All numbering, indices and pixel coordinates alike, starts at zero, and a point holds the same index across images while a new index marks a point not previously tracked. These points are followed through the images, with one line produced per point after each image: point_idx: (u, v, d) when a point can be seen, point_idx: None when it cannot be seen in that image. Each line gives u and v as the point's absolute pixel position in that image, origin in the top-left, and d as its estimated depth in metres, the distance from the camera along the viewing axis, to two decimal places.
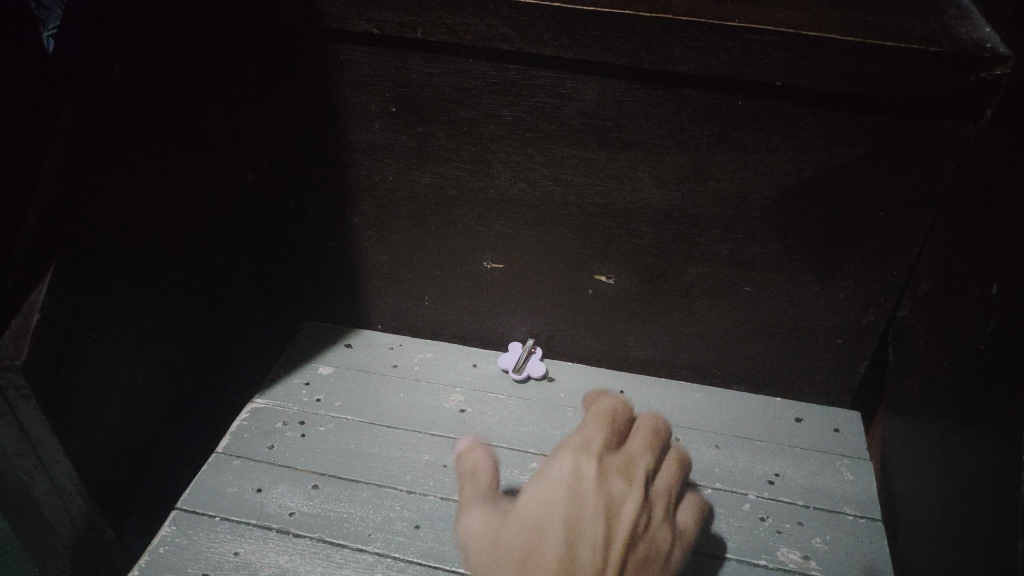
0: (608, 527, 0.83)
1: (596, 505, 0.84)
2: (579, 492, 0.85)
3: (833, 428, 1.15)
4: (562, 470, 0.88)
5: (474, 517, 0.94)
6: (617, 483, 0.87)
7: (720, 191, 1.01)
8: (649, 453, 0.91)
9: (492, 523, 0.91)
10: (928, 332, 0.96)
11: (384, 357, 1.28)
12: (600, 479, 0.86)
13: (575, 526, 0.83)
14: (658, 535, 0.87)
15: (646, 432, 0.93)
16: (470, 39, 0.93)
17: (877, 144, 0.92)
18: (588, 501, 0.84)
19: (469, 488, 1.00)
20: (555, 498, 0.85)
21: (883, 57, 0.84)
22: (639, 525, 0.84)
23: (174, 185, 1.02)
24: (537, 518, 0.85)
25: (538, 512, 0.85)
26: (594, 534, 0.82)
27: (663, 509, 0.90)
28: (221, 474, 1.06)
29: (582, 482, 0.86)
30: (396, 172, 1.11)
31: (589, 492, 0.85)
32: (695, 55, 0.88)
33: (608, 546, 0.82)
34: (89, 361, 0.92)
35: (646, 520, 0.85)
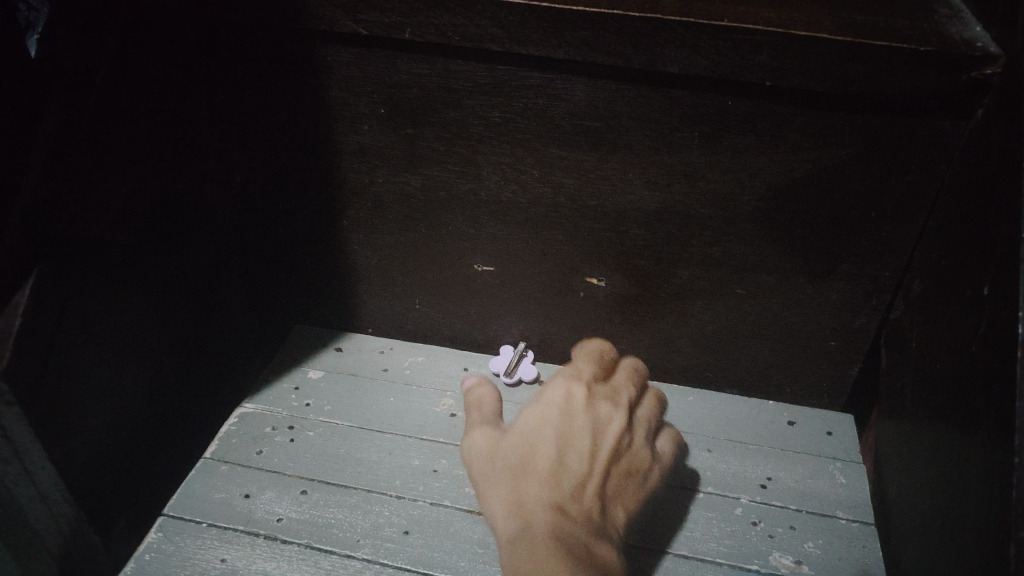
0: (595, 441, 0.96)
1: (586, 429, 0.97)
2: (568, 408, 1.00)
3: (826, 431, 1.14)
4: (553, 390, 1.03)
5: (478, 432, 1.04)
6: (604, 401, 1.01)
7: (711, 192, 1.00)
8: (632, 384, 1.05)
9: (491, 439, 1.02)
10: (921, 334, 0.95)
11: (374, 361, 1.27)
12: (589, 401, 1.00)
13: (566, 437, 0.97)
14: (640, 452, 0.99)
15: (628, 369, 1.08)
16: (458, 39, 0.92)
17: (868, 145, 0.91)
18: (578, 420, 0.98)
19: (477, 405, 1.11)
20: (551, 415, 0.99)
21: (874, 57, 0.83)
22: (622, 443, 0.97)
23: (162, 187, 1.01)
24: (533, 431, 0.98)
25: (533, 429, 0.98)
26: (581, 449, 0.95)
27: (642, 427, 1.02)
28: (208, 480, 1.05)
29: (573, 403, 1.00)
30: (386, 174, 1.10)
31: (577, 412, 0.99)
32: (685, 55, 0.87)
33: (595, 457, 0.95)
34: (73, 366, 0.91)
35: (630, 438, 0.98)
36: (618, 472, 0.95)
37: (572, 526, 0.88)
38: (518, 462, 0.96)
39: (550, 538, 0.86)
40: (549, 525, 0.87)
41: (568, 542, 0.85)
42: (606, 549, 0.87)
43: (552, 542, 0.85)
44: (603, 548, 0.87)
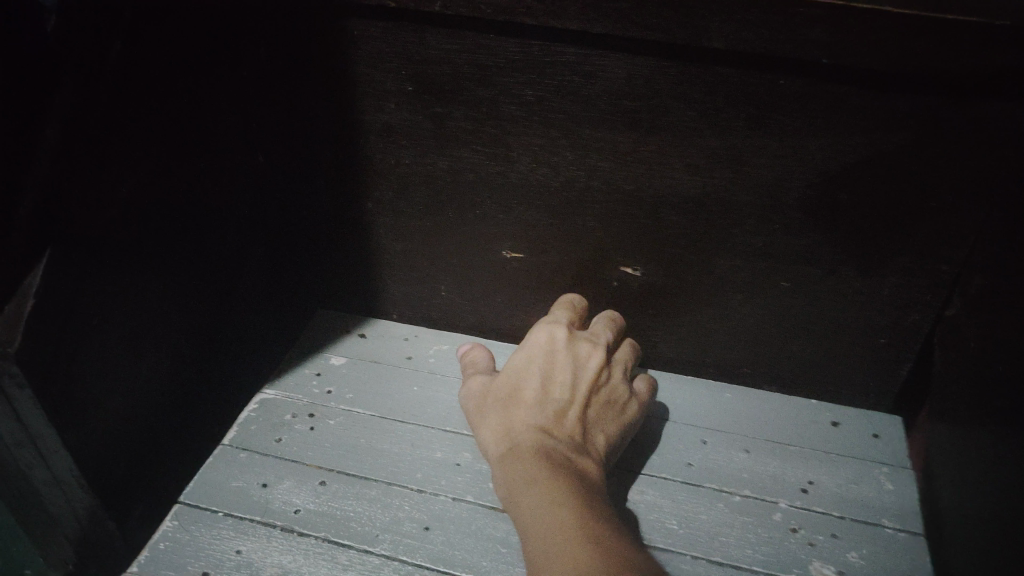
0: (575, 373, 1.00)
1: (567, 365, 1.01)
2: (550, 345, 1.04)
3: (872, 434, 1.08)
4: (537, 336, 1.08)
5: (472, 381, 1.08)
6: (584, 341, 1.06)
7: (756, 178, 0.94)
8: (609, 326, 1.10)
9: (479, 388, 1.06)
10: (981, 332, 0.89)
11: (398, 348, 1.23)
12: (570, 340, 1.04)
13: (549, 372, 1.01)
14: (618, 388, 1.03)
15: (604, 318, 1.11)
16: (490, 12, 0.87)
17: (929, 128, 0.84)
18: (560, 356, 1.02)
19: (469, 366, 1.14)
20: (535, 352, 1.04)
21: (941, 32, 0.76)
22: (600, 378, 1.02)
23: (180, 164, 0.98)
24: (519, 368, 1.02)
25: (518, 368, 1.03)
26: (562, 381, 1.00)
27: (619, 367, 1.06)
28: (226, 467, 1.02)
29: (557, 339, 1.04)
30: (412, 154, 1.06)
31: (559, 349, 1.03)
32: (733, 30, 0.81)
33: (575, 388, 0.99)
34: (87, 349, 0.88)
35: (608, 374, 1.03)
36: (597, 403, 1.00)
37: (554, 442, 0.91)
38: (505, 397, 1.00)
39: (533, 450, 0.89)
40: (532, 442, 0.91)
41: (551, 453, 0.89)
42: (587, 460, 0.91)
43: (535, 453, 0.89)
44: (586, 460, 0.90)
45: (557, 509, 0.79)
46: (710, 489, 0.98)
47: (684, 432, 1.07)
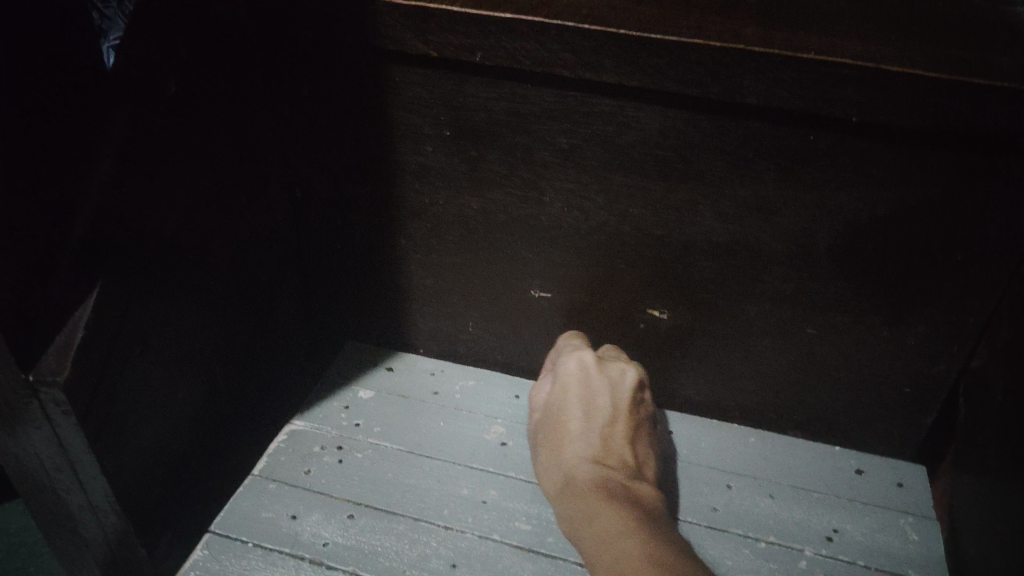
0: (611, 398, 1.06)
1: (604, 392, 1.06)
2: (585, 371, 1.08)
3: (896, 482, 1.09)
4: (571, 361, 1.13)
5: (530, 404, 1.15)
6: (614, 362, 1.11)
7: (784, 227, 0.96)
8: (621, 352, 1.14)
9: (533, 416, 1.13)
10: (1008, 386, 0.90)
11: (425, 382, 1.25)
12: (601, 363, 1.09)
13: (589, 402, 1.06)
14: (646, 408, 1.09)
15: (613, 347, 1.15)
16: (528, 63, 0.89)
17: (958, 185, 0.86)
18: (595, 381, 1.07)
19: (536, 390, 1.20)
20: (571, 381, 1.08)
21: (970, 94, 0.78)
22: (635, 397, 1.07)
23: (222, 200, 1.01)
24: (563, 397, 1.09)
25: (558, 398, 1.09)
26: (601, 407, 1.05)
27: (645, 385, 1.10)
28: (255, 498, 1.04)
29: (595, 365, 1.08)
30: (446, 195, 1.09)
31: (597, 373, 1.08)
32: (766, 85, 0.83)
33: (613, 413, 1.05)
34: (130, 377, 0.90)
35: (640, 395, 1.08)
36: (633, 423, 1.06)
37: (608, 474, 0.99)
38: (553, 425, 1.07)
39: (591, 486, 0.97)
40: (588, 476, 0.98)
41: (608, 486, 0.97)
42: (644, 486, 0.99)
43: (596, 487, 0.97)
44: (640, 486, 0.98)
45: (622, 549, 0.86)
46: (735, 533, 0.99)
47: (709, 476, 1.08)
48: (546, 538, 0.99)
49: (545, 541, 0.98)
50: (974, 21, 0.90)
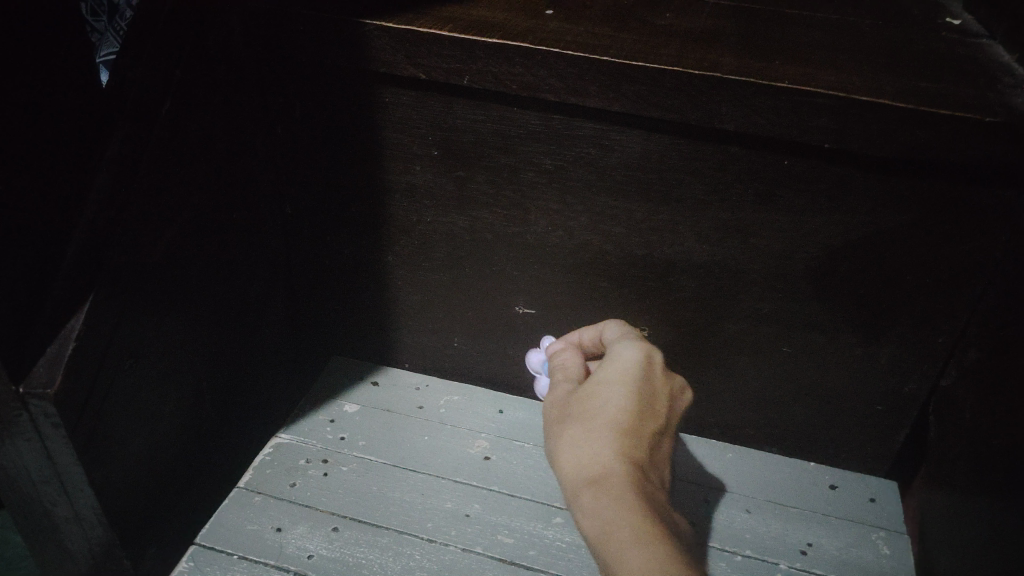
0: (669, 409, 0.95)
1: (663, 397, 0.95)
2: (651, 364, 0.97)
3: (869, 497, 1.12)
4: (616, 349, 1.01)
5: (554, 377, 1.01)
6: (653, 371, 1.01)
7: (762, 249, 0.99)
8: None
9: (561, 392, 0.99)
10: (975, 404, 0.93)
11: (410, 397, 1.27)
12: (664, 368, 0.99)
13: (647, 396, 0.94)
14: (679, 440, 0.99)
15: None
16: (515, 87, 0.92)
17: (926, 211, 0.90)
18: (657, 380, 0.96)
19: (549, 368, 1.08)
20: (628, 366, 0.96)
21: (937, 124, 0.81)
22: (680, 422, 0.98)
23: (213, 216, 1.03)
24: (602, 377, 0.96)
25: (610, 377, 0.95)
26: (658, 411, 0.94)
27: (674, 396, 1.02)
28: (241, 510, 1.05)
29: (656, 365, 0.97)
30: (434, 213, 1.11)
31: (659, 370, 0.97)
32: (744, 113, 0.86)
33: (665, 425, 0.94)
34: (119, 390, 0.91)
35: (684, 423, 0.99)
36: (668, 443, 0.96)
37: (646, 483, 0.87)
38: (597, 402, 0.93)
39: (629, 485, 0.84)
40: (630, 471, 0.86)
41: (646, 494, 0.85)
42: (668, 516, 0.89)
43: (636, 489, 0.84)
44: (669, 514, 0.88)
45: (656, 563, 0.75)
46: (713, 547, 1.01)
47: (688, 491, 1.10)
48: (528, 552, 1.01)
49: (527, 555, 1.00)
50: (942, 54, 0.94)
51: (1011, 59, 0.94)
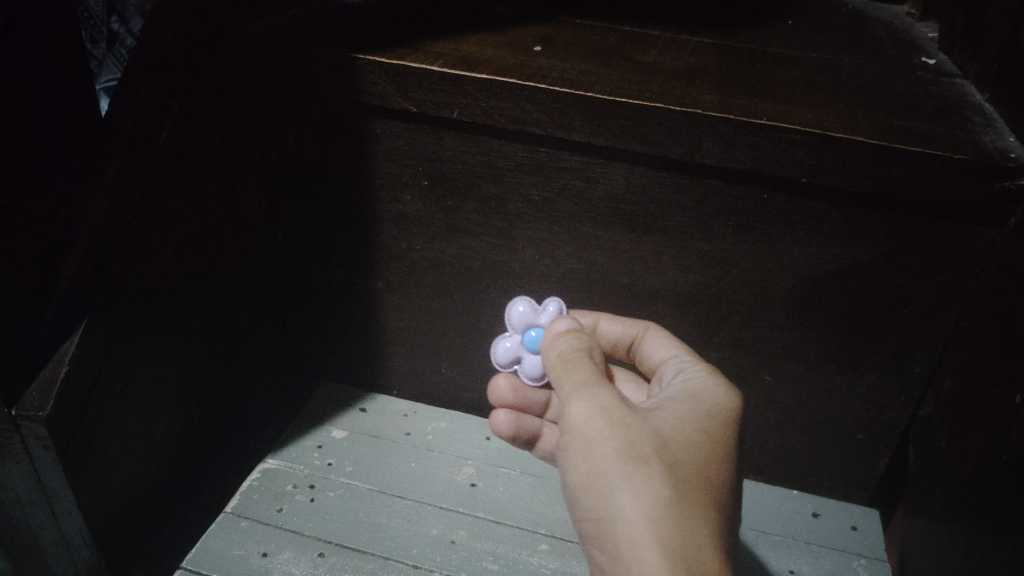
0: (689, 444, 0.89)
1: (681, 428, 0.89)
2: (729, 415, 0.83)
3: (851, 525, 1.13)
4: (623, 338, 1.03)
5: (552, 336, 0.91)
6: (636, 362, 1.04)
7: (743, 280, 1.02)
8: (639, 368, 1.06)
9: (619, 412, 0.78)
10: (952, 433, 0.95)
11: (398, 423, 1.28)
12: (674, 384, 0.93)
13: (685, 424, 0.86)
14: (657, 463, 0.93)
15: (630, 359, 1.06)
16: (502, 121, 0.95)
17: (900, 244, 0.92)
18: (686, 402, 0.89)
19: (565, 358, 0.85)
20: (650, 361, 0.99)
21: (908, 161, 0.84)
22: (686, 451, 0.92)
23: (206, 242, 1.05)
24: (658, 410, 0.82)
25: (682, 417, 0.81)
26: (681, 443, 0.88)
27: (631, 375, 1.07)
28: (228, 535, 1.05)
29: (735, 419, 0.84)
30: (423, 242, 1.13)
31: (736, 422, 0.83)
32: (724, 148, 0.89)
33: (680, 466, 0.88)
34: (109, 414, 0.92)
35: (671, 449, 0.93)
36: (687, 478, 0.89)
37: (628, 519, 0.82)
38: (671, 447, 0.77)
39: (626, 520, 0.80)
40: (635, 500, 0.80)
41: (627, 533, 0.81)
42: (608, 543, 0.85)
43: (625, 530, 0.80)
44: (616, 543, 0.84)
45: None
46: None
47: None
48: None
49: None
50: (916, 94, 0.97)
51: (982, 98, 0.97)
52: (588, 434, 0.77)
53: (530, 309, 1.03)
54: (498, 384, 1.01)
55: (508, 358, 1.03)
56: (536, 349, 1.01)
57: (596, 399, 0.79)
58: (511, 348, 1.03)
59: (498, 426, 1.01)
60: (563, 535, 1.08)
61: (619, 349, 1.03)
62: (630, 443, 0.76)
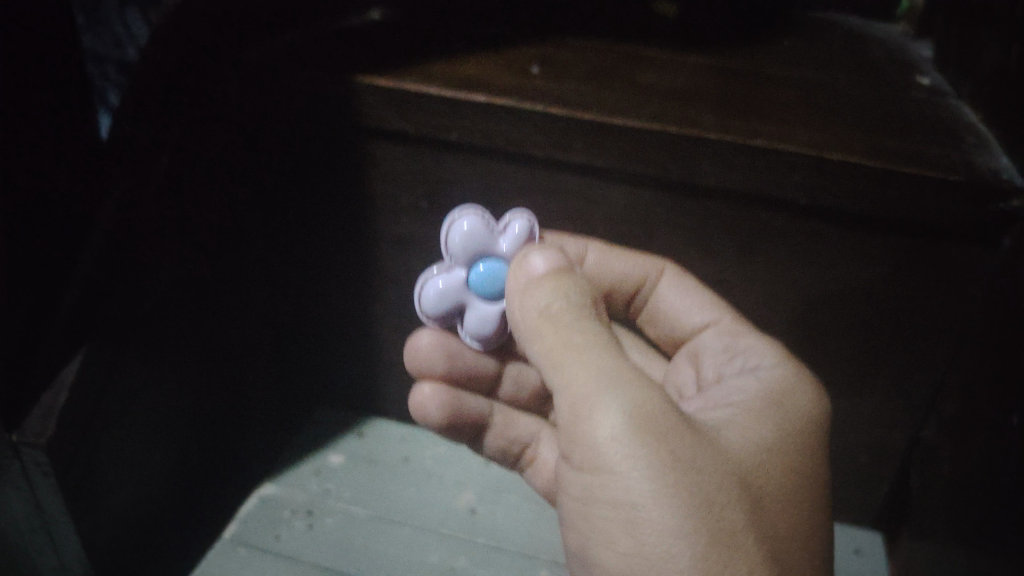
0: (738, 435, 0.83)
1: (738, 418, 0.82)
2: (795, 426, 0.76)
3: (853, 548, 1.15)
4: (629, 278, 0.96)
5: (540, 287, 0.73)
6: (638, 299, 0.99)
7: (743, 301, 1.02)
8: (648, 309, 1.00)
9: (674, 427, 0.67)
10: (953, 454, 0.95)
11: (397, 448, 1.27)
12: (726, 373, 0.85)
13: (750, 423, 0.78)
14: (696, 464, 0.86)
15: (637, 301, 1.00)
16: (502, 143, 0.95)
17: (898, 265, 0.93)
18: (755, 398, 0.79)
19: (574, 334, 0.70)
20: (678, 315, 0.96)
21: (903, 183, 0.85)
22: None
23: (204, 268, 1.05)
24: (721, 430, 0.73)
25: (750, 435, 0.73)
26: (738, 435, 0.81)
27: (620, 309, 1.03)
28: (225, 563, 1.06)
29: (802, 431, 0.76)
30: (422, 264, 1.13)
31: (806, 435, 0.77)
32: (722, 169, 0.89)
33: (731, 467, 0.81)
34: (110, 438, 0.92)
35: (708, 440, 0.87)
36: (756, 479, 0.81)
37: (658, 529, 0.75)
38: (737, 482, 0.68)
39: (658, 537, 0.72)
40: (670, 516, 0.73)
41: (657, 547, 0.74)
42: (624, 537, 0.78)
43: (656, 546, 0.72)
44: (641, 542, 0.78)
45: None
46: None
47: None
48: None
49: None
50: (912, 114, 0.98)
51: (977, 119, 0.97)
52: (636, 469, 0.65)
53: (485, 232, 0.86)
54: (421, 345, 0.93)
55: (444, 300, 0.87)
56: (482, 289, 0.86)
57: (642, 417, 0.66)
58: (450, 289, 0.87)
59: (423, 412, 0.95)
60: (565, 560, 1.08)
61: (625, 286, 0.97)
62: (690, 483, 0.65)
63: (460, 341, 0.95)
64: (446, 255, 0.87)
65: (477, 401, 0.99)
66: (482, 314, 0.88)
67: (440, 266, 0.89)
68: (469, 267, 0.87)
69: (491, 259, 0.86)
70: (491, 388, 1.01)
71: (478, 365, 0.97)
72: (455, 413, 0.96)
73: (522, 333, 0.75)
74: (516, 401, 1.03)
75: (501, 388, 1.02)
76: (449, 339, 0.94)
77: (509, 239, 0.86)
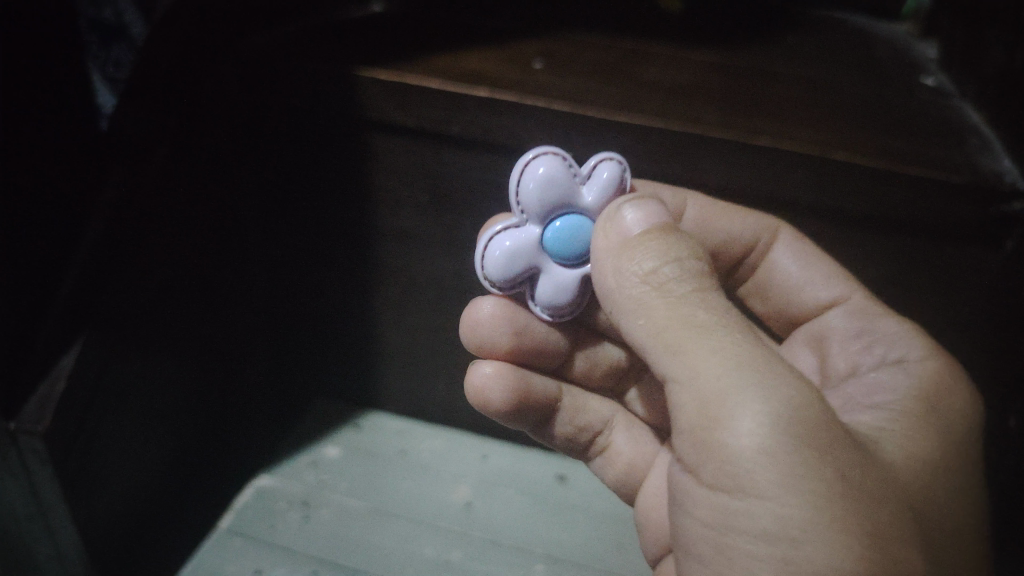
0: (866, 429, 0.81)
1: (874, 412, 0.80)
2: (948, 433, 0.75)
3: None
4: (742, 238, 0.90)
5: (641, 250, 0.65)
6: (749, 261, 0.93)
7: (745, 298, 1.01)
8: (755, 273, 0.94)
9: (828, 437, 0.60)
10: None
11: (394, 441, 1.27)
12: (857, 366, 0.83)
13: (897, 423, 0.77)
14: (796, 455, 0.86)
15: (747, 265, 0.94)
16: (502, 137, 0.95)
17: (900, 264, 0.92)
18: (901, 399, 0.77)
19: (697, 313, 0.63)
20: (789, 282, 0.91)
21: (905, 184, 0.84)
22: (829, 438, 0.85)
23: (199, 259, 1.06)
24: (874, 438, 0.72)
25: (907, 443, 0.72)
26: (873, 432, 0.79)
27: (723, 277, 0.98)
28: (222, 553, 1.07)
29: (954, 438, 0.75)
30: (421, 258, 1.12)
31: (959, 440, 0.76)
32: (724, 167, 0.89)
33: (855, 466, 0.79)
34: (106, 427, 0.92)
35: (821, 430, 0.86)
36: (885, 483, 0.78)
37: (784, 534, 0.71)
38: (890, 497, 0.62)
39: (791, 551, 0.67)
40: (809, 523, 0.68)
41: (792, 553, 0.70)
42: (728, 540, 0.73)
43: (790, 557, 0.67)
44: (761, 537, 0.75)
45: None
46: None
47: None
48: None
49: None
50: (916, 114, 0.97)
51: (980, 120, 0.97)
52: (786, 482, 0.58)
53: (565, 179, 0.76)
54: (485, 311, 0.88)
55: (512, 261, 0.78)
56: (557, 248, 0.77)
57: (792, 422, 0.59)
58: (519, 248, 0.78)
59: (486, 394, 0.88)
60: (560, 555, 1.08)
61: (734, 246, 0.90)
62: (847, 500, 0.59)
63: (527, 314, 0.89)
64: (517, 208, 0.78)
65: (544, 383, 0.92)
66: (557, 277, 0.80)
67: (506, 222, 0.80)
68: (543, 224, 0.78)
69: (570, 214, 0.77)
70: (562, 364, 0.95)
71: (545, 337, 0.91)
72: (524, 394, 0.89)
73: (619, 305, 0.67)
74: (588, 379, 0.97)
75: (573, 365, 0.96)
76: (517, 313, 0.88)
77: (594, 187, 0.77)
